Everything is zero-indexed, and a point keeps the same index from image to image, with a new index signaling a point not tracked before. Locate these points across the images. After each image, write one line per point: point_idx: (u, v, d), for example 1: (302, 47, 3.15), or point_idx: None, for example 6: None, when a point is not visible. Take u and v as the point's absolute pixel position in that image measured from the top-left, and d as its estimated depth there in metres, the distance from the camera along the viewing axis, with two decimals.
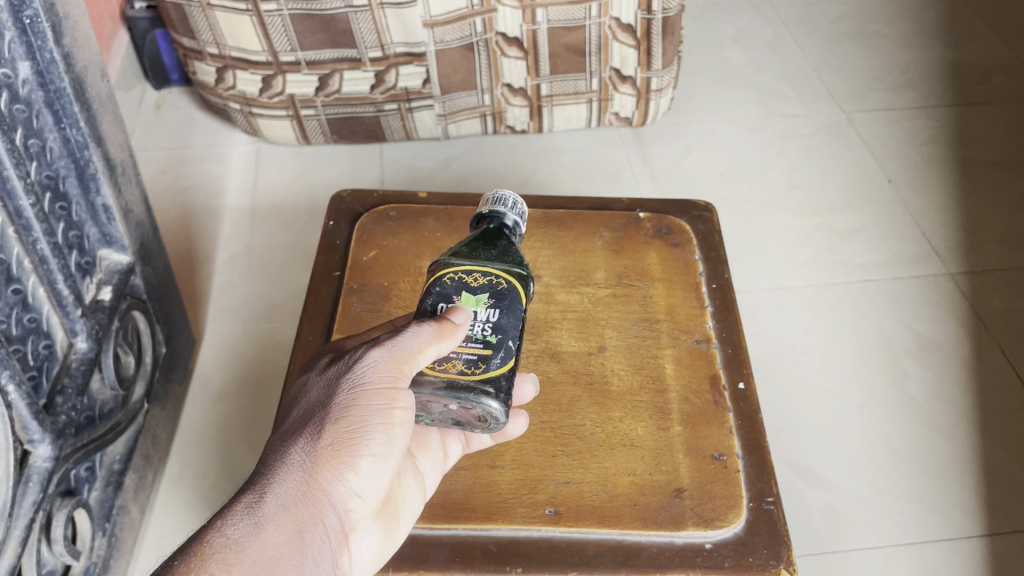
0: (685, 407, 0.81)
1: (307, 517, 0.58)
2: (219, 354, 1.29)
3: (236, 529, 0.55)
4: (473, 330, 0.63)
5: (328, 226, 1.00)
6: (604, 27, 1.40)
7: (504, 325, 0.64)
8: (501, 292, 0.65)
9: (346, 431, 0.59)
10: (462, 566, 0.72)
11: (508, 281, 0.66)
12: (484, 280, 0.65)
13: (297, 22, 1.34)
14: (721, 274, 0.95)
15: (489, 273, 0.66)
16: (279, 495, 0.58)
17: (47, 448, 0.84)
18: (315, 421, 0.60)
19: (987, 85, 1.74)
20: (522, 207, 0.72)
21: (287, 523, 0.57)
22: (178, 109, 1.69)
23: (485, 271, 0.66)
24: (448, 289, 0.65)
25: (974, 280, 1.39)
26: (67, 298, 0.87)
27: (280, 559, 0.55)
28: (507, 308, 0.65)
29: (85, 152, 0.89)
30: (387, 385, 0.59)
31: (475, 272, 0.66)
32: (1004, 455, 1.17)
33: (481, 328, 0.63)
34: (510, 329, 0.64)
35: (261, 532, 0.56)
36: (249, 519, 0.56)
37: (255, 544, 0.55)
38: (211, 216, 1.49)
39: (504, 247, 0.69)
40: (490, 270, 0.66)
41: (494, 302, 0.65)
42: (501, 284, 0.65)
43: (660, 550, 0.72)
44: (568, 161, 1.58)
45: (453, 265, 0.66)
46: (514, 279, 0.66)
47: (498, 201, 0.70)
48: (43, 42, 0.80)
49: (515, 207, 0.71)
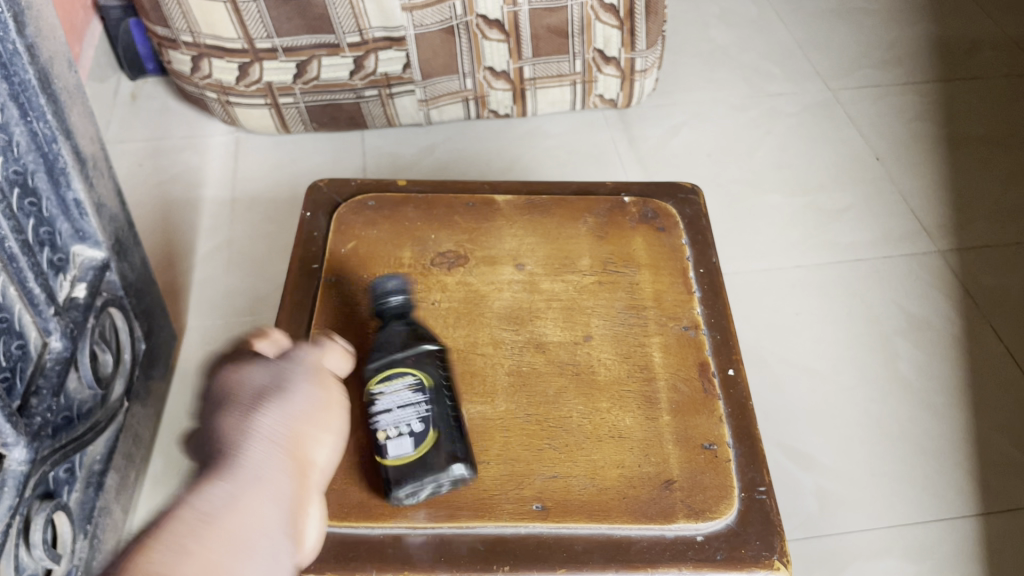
0: (674, 396, 0.79)
1: (268, 494, 0.49)
2: (201, 349, 1.27)
3: (208, 503, 0.46)
4: (414, 415, 0.72)
5: (305, 217, 0.96)
6: (586, 7, 1.38)
7: (423, 412, 0.72)
8: (412, 389, 0.73)
9: (292, 413, 0.55)
10: (447, 567, 0.69)
11: (422, 372, 0.75)
12: (402, 379, 0.74)
13: (272, 8, 1.32)
14: (709, 258, 0.93)
15: (403, 373, 0.74)
16: (249, 466, 0.50)
17: (21, 451, 0.81)
18: (265, 399, 0.55)
19: (974, 60, 1.73)
20: (404, 290, 0.82)
21: (265, 493, 0.49)
22: (154, 99, 1.65)
23: (394, 378, 0.74)
24: (384, 401, 0.73)
25: (965, 257, 1.38)
26: (38, 296, 0.85)
27: (265, 528, 0.47)
28: (421, 398, 0.73)
29: (53, 146, 0.86)
30: (323, 378, 0.59)
31: (391, 377, 0.74)
32: (996, 433, 1.16)
33: (419, 412, 0.72)
34: (426, 412, 0.72)
35: (240, 502, 0.47)
36: (219, 493, 0.47)
37: (236, 512, 0.46)
38: (189, 209, 1.46)
39: (404, 339, 0.78)
40: (396, 376, 0.74)
41: (408, 396, 0.73)
42: (421, 380, 0.74)
43: (650, 544, 0.71)
44: (553, 145, 1.55)
45: (377, 376, 0.75)
46: (427, 368, 0.76)
47: (382, 296, 0.81)
48: (4, 33, 0.77)
49: (397, 293, 0.81)
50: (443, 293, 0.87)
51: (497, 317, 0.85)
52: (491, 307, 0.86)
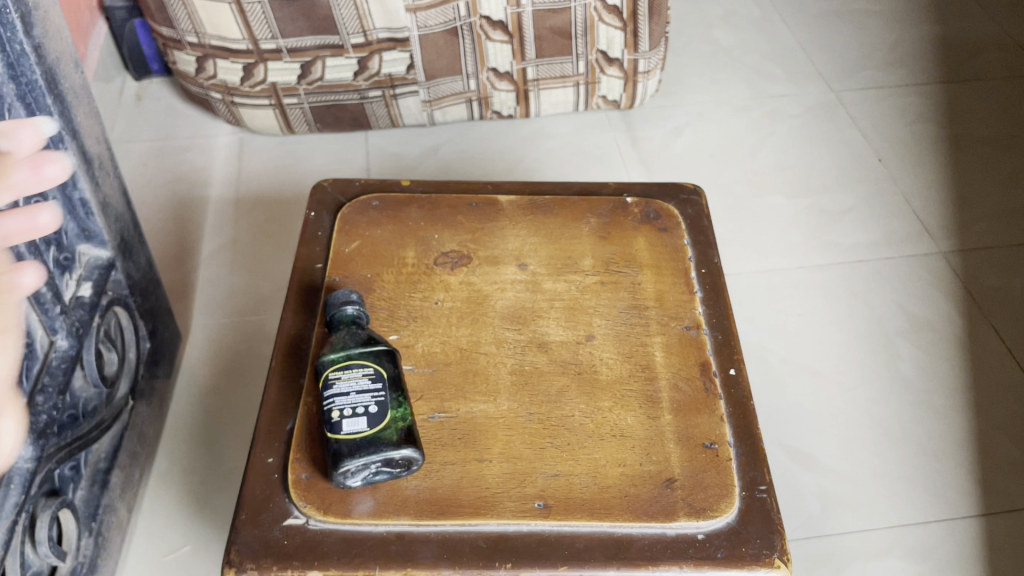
0: (676, 395, 0.80)
1: None
2: (205, 348, 1.27)
3: None
4: (365, 402, 0.72)
5: (309, 217, 0.97)
6: (589, 9, 1.39)
7: (380, 396, 0.72)
8: (370, 378, 0.73)
9: None
10: (450, 564, 0.69)
11: (376, 365, 0.75)
12: (356, 371, 0.74)
13: (277, 9, 1.33)
14: (710, 258, 0.94)
15: (357, 366, 0.74)
16: None
17: (27, 449, 0.82)
18: None
19: (977, 61, 1.73)
20: (358, 297, 0.81)
21: None
22: (159, 100, 1.66)
23: (353, 367, 0.74)
24: (338, 389, 0.73)
25: (966, 259, 1.38)
26: (45, 296, 0.86)
27: None
28: (378, 386, 0.73)
29: (60, 146, 0.87)
30: None
31: (347, 369, 0.74)
32: (997, 433, 1.17)
33: (369, 400, 0.72)
34: (383, 397, 0.72)
35: None
36: None
37: None
38: (193, 209, 1.47)
39: (362, 336, 0.78)
40: (356, 365, 0.74)
41: (365, 383, 0.73)
42: (373, 370, 0.74)
43: (651, 542, 0.71)
44: (556, 146, 1.56)
45: (332, 368, 0.74)
46: (382, 362, 0.75)
47: (334, 300, 0.80)
48: (12, 34, 0.78)
49: (350, 300, 0.80)
50: (446, 292, 0.87)
51: (499, 317, 0.85)
52: (494, 306, 0.86)
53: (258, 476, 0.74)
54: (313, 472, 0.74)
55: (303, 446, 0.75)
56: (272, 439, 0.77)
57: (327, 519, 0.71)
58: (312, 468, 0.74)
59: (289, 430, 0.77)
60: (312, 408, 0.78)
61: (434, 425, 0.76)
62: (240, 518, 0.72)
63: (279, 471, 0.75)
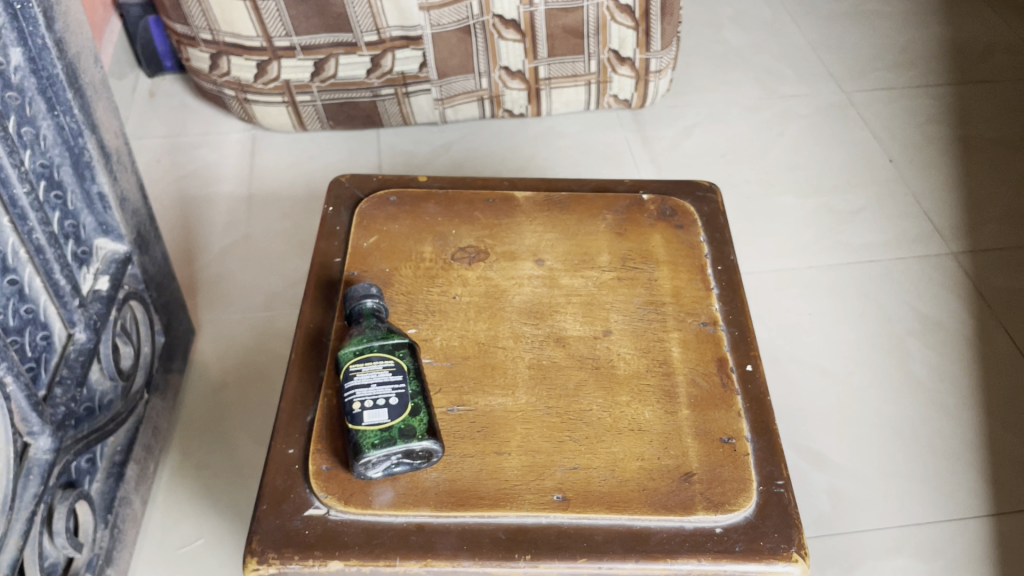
0: (694, 391, 0.80)
1: None
2: (218, 343, 1.28)
3: None
4: (385, 395, 0.73)
5: (327, 212, 0.97)
6: (602, 8, 1.40)
7: (401, 388, 0.73)
8: (390, 370, 0.74)
9: None
10: (470, 555, 0.70)
11: (396, 358, 0.76)
12: (376, 363, 0.75)
13: (291, 6, 1.34)
14: (726, 255, 0.94)
15: (378, 359, 0.75)
16: None
17: (46, 440, 0.83)
18: None
19: (988, 63, 1.73)
20: (378, 291, 0.82)
21: None
22: (172, 97, 1.67)
23: (373, 359, 0.75)
24: (359, 381, 0.74)
25: (978, 260, 1.38)
26: (64, 288, 0.86)
27: None
28: (398, 378, 0.74)
29: (79, 140, 0.88)
30: None
31: (367, 362, 0.75)
32: (1007, 433, 1.17)
33: (390, 392, 0.73)
34: (403, 388, 0.73)
35: None
36: None
37: None
38: (206, 205, 1.48)
39: (383, 329, 0.79)
40: (376, 358, 0.75)
41: (385, 375, 0.74)
42: (393, 363, 0.75)
43: (670, 535, 0.72)
44: (568, 144, 1.56)
45: (353, 360, 0.75)
46: (402, 354, 0.76)
47: (354, 295, 0.81)
48: (34, 27, 0.78)
49: (370, 293, 0.81)
50: (463, 287, 0.88)
51: (516, 312, 0.86)
52: (511, 301, 0.87)
53: (279, 467, 0.75)
54: (334, 463, 0.74)
55: (324, 437, 0.76)
56: (292, 431, 0.77)
57: (348, 510, 0.72)
58: (332, 459, 0.75)
59: (309, 422, 0.78)
60: (332, 400, 0.78)
61: (453, 418, 0.77)
62: (262, 509, 0.73)
63: (300, 462, 0.75)
